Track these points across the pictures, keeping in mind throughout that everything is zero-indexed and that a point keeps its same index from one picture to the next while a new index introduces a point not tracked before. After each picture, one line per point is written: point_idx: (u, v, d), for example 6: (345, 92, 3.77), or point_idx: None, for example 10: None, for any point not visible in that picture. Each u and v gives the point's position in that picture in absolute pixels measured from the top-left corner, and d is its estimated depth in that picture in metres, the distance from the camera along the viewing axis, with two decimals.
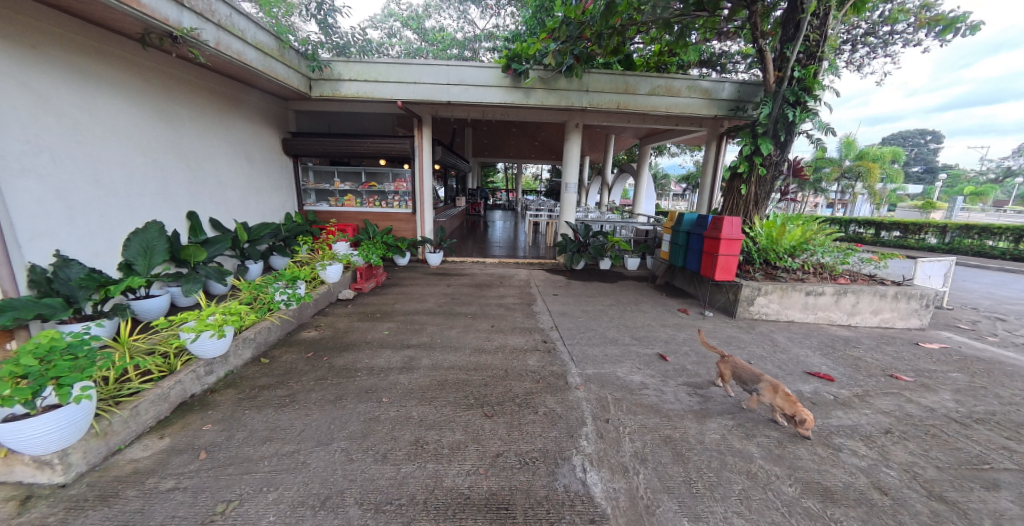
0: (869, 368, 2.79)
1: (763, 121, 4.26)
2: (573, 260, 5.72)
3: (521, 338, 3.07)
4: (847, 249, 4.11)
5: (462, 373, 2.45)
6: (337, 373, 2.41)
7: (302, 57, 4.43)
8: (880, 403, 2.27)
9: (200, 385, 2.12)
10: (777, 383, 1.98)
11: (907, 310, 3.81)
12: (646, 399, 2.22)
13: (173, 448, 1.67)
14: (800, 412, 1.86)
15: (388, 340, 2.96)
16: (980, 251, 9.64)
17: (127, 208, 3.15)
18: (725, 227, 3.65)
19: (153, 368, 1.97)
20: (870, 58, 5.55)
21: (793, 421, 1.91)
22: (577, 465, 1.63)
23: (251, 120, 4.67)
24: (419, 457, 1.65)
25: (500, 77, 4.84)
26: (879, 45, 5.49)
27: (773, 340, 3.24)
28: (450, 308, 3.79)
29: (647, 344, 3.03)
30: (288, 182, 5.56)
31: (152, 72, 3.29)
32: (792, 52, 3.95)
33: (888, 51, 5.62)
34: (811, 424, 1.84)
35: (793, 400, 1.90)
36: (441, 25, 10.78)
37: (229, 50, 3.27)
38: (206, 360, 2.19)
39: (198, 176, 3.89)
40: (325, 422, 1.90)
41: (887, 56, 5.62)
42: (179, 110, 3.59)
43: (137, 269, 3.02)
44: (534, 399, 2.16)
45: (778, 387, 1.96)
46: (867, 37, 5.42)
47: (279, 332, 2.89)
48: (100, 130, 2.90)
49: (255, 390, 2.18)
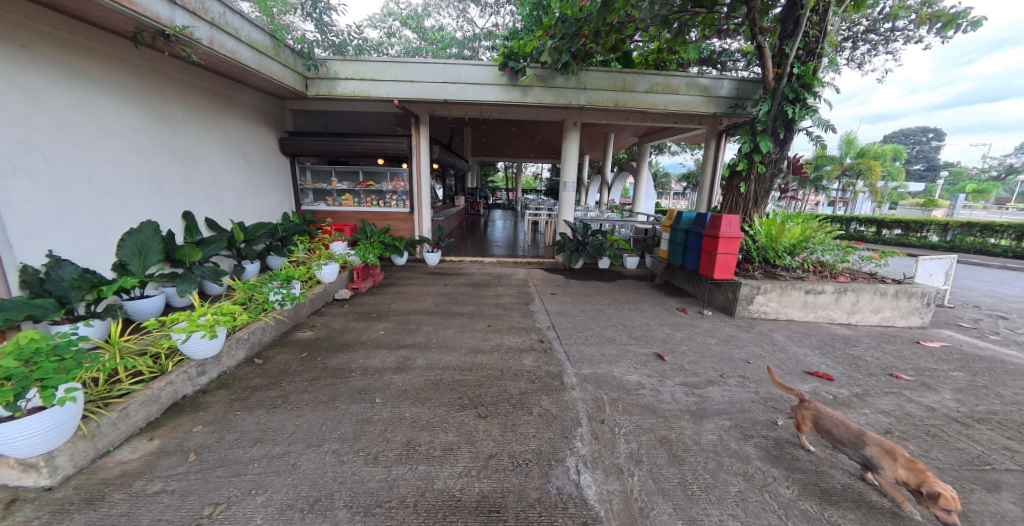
0: (868, 367, 2.76)
1: (762, 119, 4.23)
2: (572, 259, 5.69)
3: (517, 337, 3.05)
4: (847, 246, 4.07)
5: (457, 374, 2.42)
6: (331, 373, 2.39)
7: (297, 56, 4.39)
8: (879, 403, 2.25)
9: (192, 387, 2.10)
10: (895, 448, 1.43)
11: (908, 309, 3.77)
12: (642, 399, 2.20)
13: (162, 450, 1.65)
14: (932, 482, 1.29)
15: (383, 340, 2.93)
16: (983, 249, 9.61)
17: (121, 208, 3.14)
18: (723, 226, 3.61)
19: (144, 369, 1.95)
20: (870, 55, 5.53)
21: (921, 500, 1.29)
22: (571, 467, 1.61)
23: (246, 119, 4.63)
24: (410, 459, 1.63)
25: (497, 76, 4.82)
26: (879, 42, 5.47)
27: (772, 340, 3.21)
28: (446, 307, 3.76)
29: (644, 344, 3.00)
30: (285, 182, 5.54)
31: (145, 72, 3.27)
32: (792, 47, 3.90)
33: (889, 49, 5.60)
34: (954, 503, 1.22)
35: (921, 469, 1.34)
36: (440, 24, 10.73)
37: (222, 49, 3.24)
38: (198, 361, 2.17)
39: (193, 176, 3.87)
40: (317, 423, 1.88)
41: (888, 53, 5.59)
42: (173, 110, 3.58)
43: (132, 269, 3.02)
44: (529, 400, 2.14)
45: (896, 452, 1.42)
46: (867, 34, 5.39)
47: (274, 333, 2.87)
48: (93, 130, 2.88)
49: (247, 390, 2.16)
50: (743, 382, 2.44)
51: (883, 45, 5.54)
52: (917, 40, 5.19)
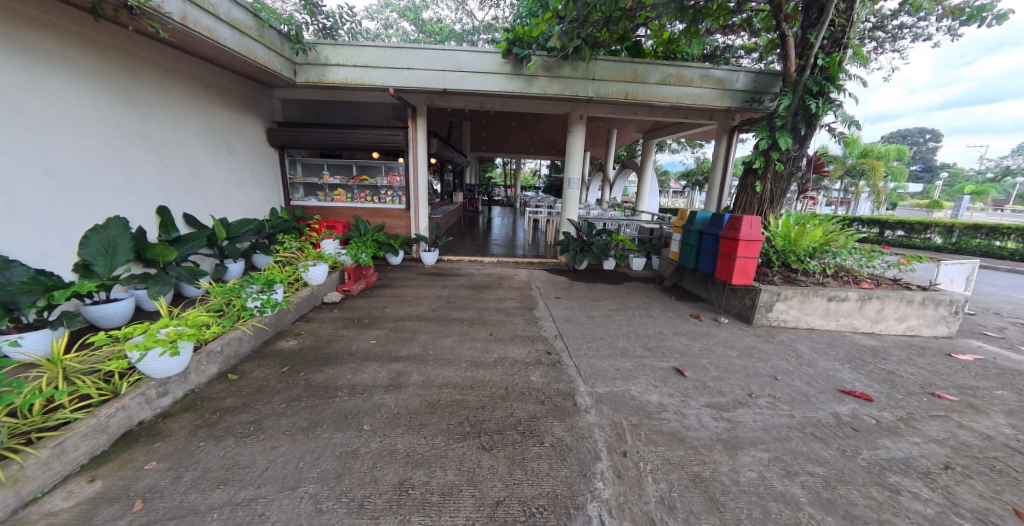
0: (905, 384, 2.53)
1: (782, 113, 3.96)
2: (575, 260, 5.40)
3: (522, 348, 2.78)
4: (872, 250, 3.81)
5: (456, 393, 2.15)
6: (314, 393, 2.10)
7: (284, 39, 4.05)
8: (929, 430, 2.01)
9: (151, 410, 1.82)
10: None
11: (934, 317, 3.55)
12: (666, 425, 1.94)
13: (103, 496, 1.37)
14: None
15: (374, 351, 2.65)
16: (989, 252, 9.46)
17: (85, 202, 2.82)
18: (743, 228, 3.35)
19: (91, 393, 1.67)
20: (878, 53, 5.28)
21: None
22: (593, 517, 1.35)
23: (230, 107, 4.31)
24: (402, 508, 1.36)
25: (500, 64, 4.50)
26: (886, 40, 5.24)
27: (797, 352, 2.96)
28: (444, 313, 3.48)
29: (661, 357, 2.74)
30: (273, 176, 5.23)
31: (113, 51, 2.95)
32: (816, 37, 3.63)
33: (897, 46, 5.37)
34: None
35: None
36: (439, 16, 10.39)
37: (198, 26, 2.90)
38: (159, 380, 1.88)
39: (170, 167, 3.56)
40: (293, 458, 1.60)
41: (895, 51, 5.36)
42: (147, 94, 3.25)
43: (97, 270, 2.72)
44: (539, 426, 1.88)
45: None
46: (875, 31, 5.14)
47: (252, 343, 2.58)
48: (50, 114, 2.57)
49: (215, 414, 1.88)
50: (775, 403, 2.20)
51: (891, 42, 5.31)
52: (928, 37, 4.97)
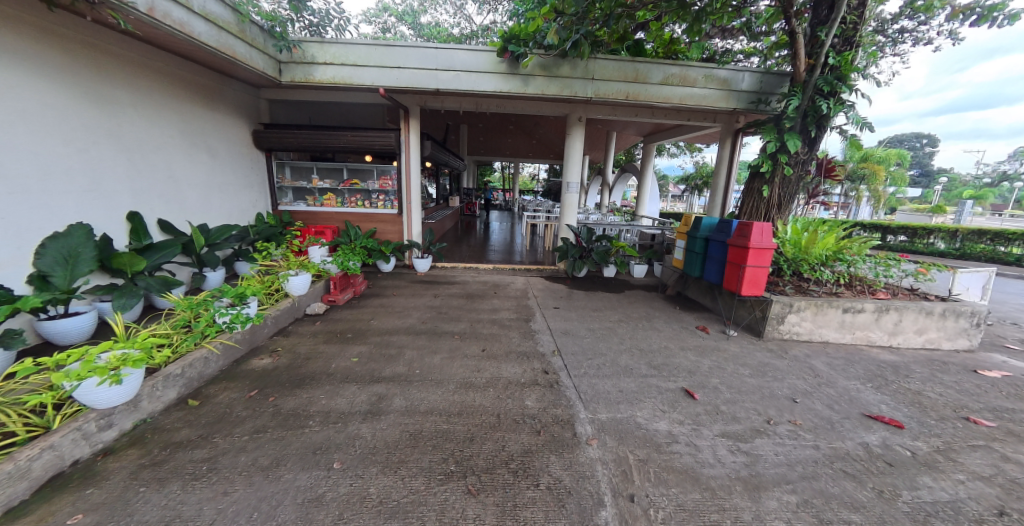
0: (936, 407, 2.32)
1: (791, 114, 3.78)
2: (574, 267, 5.18)
3: (517, 367, 2.56)
4: (889, 259, 3.60)
5: (442, 422, 1.92)
6: (282, 423, 1.87)
7: (267, 36, 3.85)
8: (972, 464, 1.78)
9: (90, 447, 1.58)
10: None
11: (955, 330, 3.35)
12: (678, 460, 1.72)
13: None
14: None
15: (355, 371, 2.42)
16: (995, 257, 9.27)
17: (44, 207, 2.60)
18: (754, 235, 3.16)
19: (15, 430, 1.44)
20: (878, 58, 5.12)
21: None
22: None
23: (211, 107, 4.11)
24: None
25: (495, 62, 4.33)
26: (885, 44, 5.09)
27: (813, 370, 2.75)
28: (434, 326, 3.26)
29: (668, 376, 2.52)
30: (260, 179, 5.02)
31: (76, 45, 2.74)
32: (828, 34, 3.46)
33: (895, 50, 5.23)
34: None
35: None
36: (437, 20, 10.24)
37: (167, 19, 2.69)
38: (101, 411, 1.65)
39: (143, 170, 3.34)
40: (246, 507, 1.37)
41: (895, 55, 5.22)
42: (116, 93, 3.06)
43: (55, 281, 2.51)
44: (534, 463, 1.65)
45: None
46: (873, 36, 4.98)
47: (220, 363, 2.36)
48: (3, 111, 2.35)
49: (165, 451, 1.65)
50: (797, 431, 1.98)
51: (889, 46, 5.16)
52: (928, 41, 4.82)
